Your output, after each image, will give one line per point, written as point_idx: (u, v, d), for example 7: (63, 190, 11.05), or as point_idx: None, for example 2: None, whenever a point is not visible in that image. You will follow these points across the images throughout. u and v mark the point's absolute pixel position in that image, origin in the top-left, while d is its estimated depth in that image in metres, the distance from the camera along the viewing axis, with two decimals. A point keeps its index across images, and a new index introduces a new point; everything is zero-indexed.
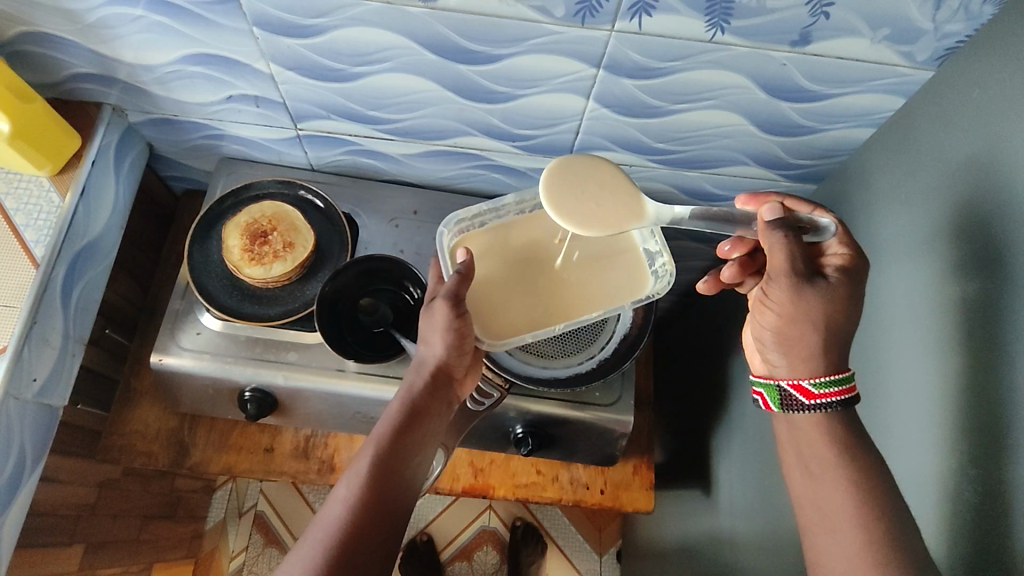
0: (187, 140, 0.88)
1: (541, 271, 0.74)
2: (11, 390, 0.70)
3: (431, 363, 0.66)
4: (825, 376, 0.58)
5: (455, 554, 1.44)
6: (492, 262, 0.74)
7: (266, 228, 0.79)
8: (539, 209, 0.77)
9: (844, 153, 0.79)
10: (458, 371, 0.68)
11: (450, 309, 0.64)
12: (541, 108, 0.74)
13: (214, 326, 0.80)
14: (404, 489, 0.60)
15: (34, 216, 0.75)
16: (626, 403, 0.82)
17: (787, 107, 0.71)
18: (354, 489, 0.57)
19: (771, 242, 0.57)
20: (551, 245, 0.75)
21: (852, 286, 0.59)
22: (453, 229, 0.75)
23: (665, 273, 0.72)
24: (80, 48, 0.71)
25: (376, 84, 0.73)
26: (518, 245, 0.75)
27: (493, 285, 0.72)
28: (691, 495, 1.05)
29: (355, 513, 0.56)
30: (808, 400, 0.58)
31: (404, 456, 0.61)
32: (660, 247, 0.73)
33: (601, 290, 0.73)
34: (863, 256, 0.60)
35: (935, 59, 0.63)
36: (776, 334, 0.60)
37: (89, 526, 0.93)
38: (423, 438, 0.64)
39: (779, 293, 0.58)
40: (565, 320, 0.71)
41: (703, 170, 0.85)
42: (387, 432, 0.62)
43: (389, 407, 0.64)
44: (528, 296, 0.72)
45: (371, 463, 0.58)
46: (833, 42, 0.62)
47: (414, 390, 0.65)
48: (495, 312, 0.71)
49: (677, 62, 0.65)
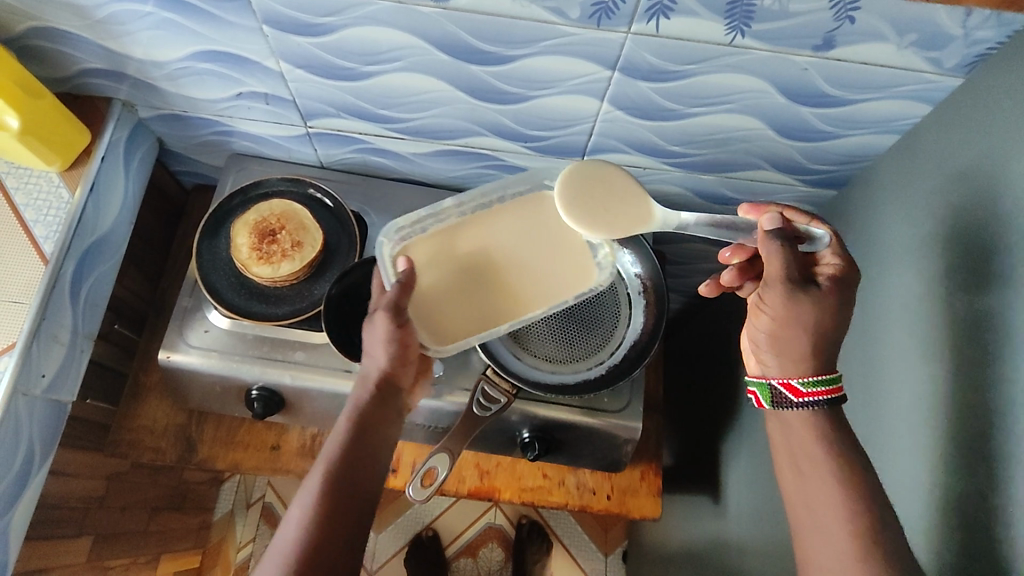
0: (197, 136, 0.88)
1: (484, 275, 0.72)
2: (20, 386, 0.70)
3: (377, 374, 0.66)
4: (814, 375, 0.57)
5: (460, 550, 1.44)
6: (434, 273, 0.72)
7: (274, 226, 0.79)
8: (481, 210, 0.74)
9: (866, 159, 0.76)
10: (404, 380, 0.68)
11: (391, 319, 0.65)
12: (554, 109, 0.73)
13: (222, 323, 0.80)
14: (364, 500, 0.59)
15: (43, 212, 0.75)
16: (635, 409, 0.80)
17: (808, 112, 0.69)
18: (310, 507, 0.56)
19: (770, 250, 0.56)
20: (494, 248, 0.72)
21: (845, 295, 0.57)
22: (393, 238, 0.73)
23: (609, 264, 0.74)
24: (90, 44, 0.71)
25: (387, 83, 0.71)
26: (466, 250, 0.73)
27: (436, 296, 0.71)
28: (700, 500, 1.04)
29: (314, 529, 0.55)
30: (797, 398, 0.57)
31: (359, 469, 0.60)
32: (602, 239, 0.74)
33: (547, 289, 0.72)
34: (857, 268, 0.59)
35: (963, 65, 0.60)
36: (771, 337, 0.58)
37: (98, 517, 0.94)
38: (379, 448, 0.63)
39: (774, 299, 0.56)
40: (510, 322, 0.71)
41: (720, 174, 0.82)
42: (338, 448, 0.61)
43: (338, 423, 0.63)
44: (471, 303, 0.71)
45: (323, 481, 0.58)
46: (857, 47, 0.60)
47: (362, 402, 0.64)
48: (438, 320, 0.71)
49: (695, 65, 0.64)
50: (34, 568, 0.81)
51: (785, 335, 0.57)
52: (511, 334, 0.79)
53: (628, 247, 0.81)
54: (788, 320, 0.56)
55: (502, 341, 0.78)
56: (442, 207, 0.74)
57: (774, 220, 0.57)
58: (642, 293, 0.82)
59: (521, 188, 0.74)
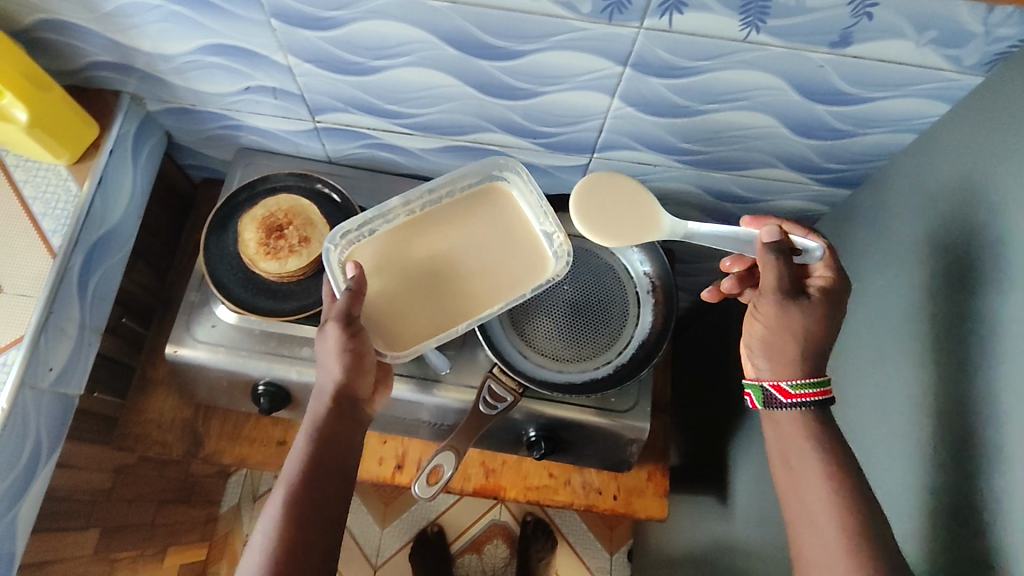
0: (205, 130, 0.88)
1: (432, 274, 0.72)
2: (27, 379, 0.70)
3: (331, 388, 0.64)
4: (802, 378, 0.61)
5: (465, 546, 1.44)
6: (385, 275, 0.72)
7: (281, 222, 0.79)
8: (425, 208, 0.76)
9: (881, 157, 0.75)
10: (362, 390, 0.66)
11: (342, 330, 0.63)
12: (564, 105, 0.72)
13: (229, 319, 0.79)
14: (327, 525, 0.58)
15: (52, 205, 0.75)
16: (643, 409, 0.80)
17: (822, 110, 0.68)
18: (269, 541, 0.55)
19: (765, 261, 0.60)
20: (439, 247, 0.73)
21: (834, 306, 0.61)
22: (340, 244, 0.73)
23: (564, 253, 0.72)
24: (99, 37, 0.70)
25: (395, 78, 0.71)
26: (416, 250, 0.73)
27: (390, 300, 0.71)
28: (707, 501, 1.03)
29: (274, 564, 0.54)
30: (786, 399, 0.61)
31: (320, 490, 0.59)
32: (555, 227, 0.73)
33: (500, 284, 0.72)
34: (847, 281, 0.63)
35: (983, 64, 0.59)
36: (763, 343, 0.63)
37: (105, 510, 0.95)
38: (342, 464, 0.62)
39: (766, 307, 0.61)
40: (467, 320, 0.70)
41: (732, 172, 0.81)
42: (295, 474, 0.59)
43: (294, 445, 0.62)
44: (427, 304, 0.71)
45: (284, 508, 0.57)
46: (874, 44, 0.58)
47: (318, 419, 0.63)
48: (393, 324, 0.70)
49: (708, 61, 0.63)
50: (41, 560, 0.81)
51: (775, 340, 0.62)
52: (519, 333, 0.78)
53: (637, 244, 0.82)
54: (779, 328, 0.61)
55: (509, 340, 0.78)
56: (388, 207, 0.75)
57: (772, 232, 0.60)
58: (651, 291, 0.82)
59: (470, 180, 0.76)
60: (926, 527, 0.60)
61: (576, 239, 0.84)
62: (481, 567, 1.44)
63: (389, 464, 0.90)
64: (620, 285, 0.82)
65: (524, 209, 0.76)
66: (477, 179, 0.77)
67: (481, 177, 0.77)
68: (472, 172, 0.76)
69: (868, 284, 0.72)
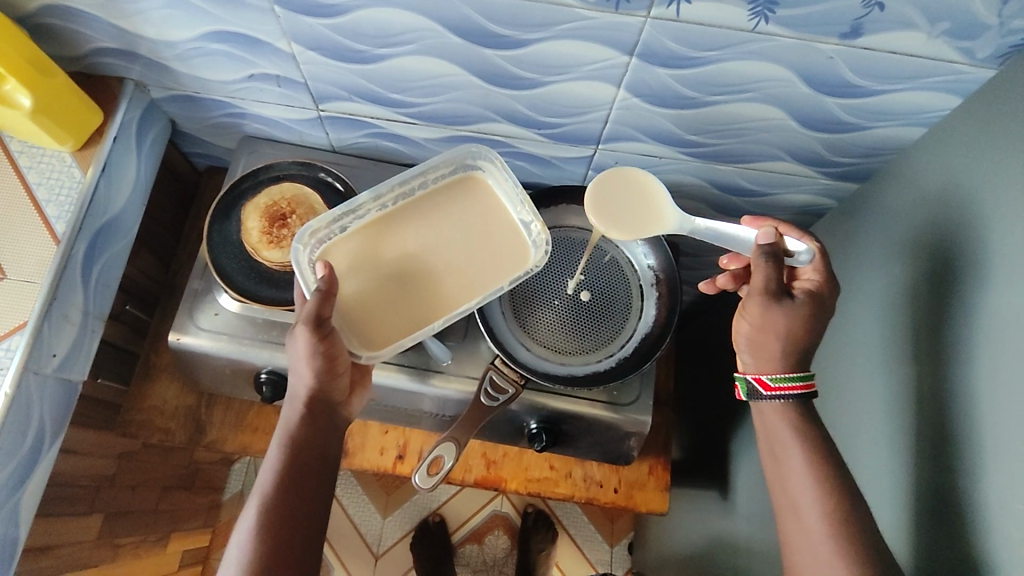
0: (209, 118, 0.87)
1: (404, 270, 0.72)
2: (30, 365, 0.70)
3: (304, 394, 0.65)
4: (783, 372, 0.63)
5: (467, 536, 1.45)
6: (356, 274, 0.72)
7: (284, 210, 0.79)
8: (398, 202, 0.75)
9: (891, 152, 0.74)
10: (337, 393, 0.67)
11: (311, 333, 0.62)
12: (569, 95, 0.71)
13: (232, 307, 0.79)
14: (305, 530, 0.60)
15: (56, 191, 0.75)
16: (644, 403, 0.79)
17: (832, 102, 0.67)
18: (247, 548, 0.57)
19: (758, 264, 0.61)
20: (410, 243, 0.73)
21: (819, 308, 0.63)
22: (309, 243, 0.72)
23: (542, 242, 0.72)
24: (102, 23, 0.70)
25: (399, 66, 0.70)
26: (386, 246, 0.73)
27: (362, 300, 0.70)
28: (707, 495, 1.03)
29: (253, 570, 0.56)
30: (766, 391, 0.64)
31: (296, 496, 0.61)
32: (532, 215, 0.73)
33: (476, 279, 0.72)
34: (836, 285, 0.64)
35: (996, 56, 0.58)
36: (749, 339, 0.65)
37: (108, 495, 0.95)
38: (318, 468, 0.64)
39: (753, 306, 0.63)
40: (444, 316, 0.70)
41: (738, 165, 0.80)
42: (270, 481, 0.61)
43: (270, 452, 0.63)
44: (400, 301, 0.70)
45: (259, 516, 0.59)
46: (885, 35, 0.57)
47: (292, 425, 0.64)
48: (368, 324, 0.69)
49: (716, 52, 0.62)
50: (44, 544, 0.82)
51: (760, 338, 0.64)
52: (521, 325, 0.78)
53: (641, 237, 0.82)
54: (764, 326, 0.63)
55: (511, 332, 0.77)
56: (358, 203, 0.74)
57: (768, 233, 0.61)
58: (655, 285, 0.81)
59: (443, 171, 0.76)
60: (924, 526, 0.59)
61: (580, 230, 0.83)
62: (482, 557, 1.44)
63: (391, 454, 0.90)
64: (623, 277, 0.82)
65: (502, 198, 0.76)
66: (451, 169, 0.76)
67: (455, 167, 0.76)
68: (446, 163, 0.75)
69: (874, 280, 0.72)
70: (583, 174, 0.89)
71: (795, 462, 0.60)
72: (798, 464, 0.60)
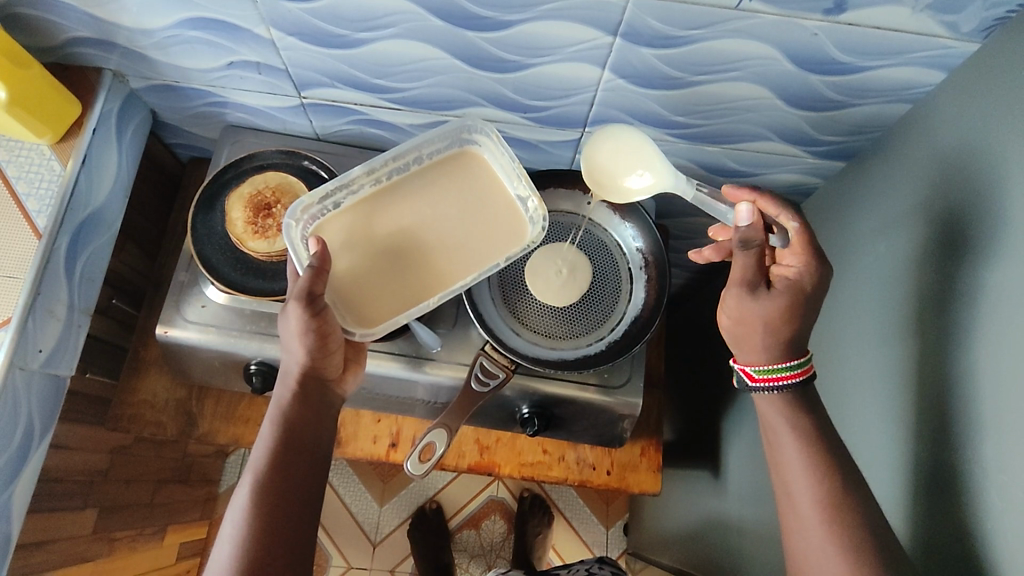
0: (190, 107, 0.86)
1: (398, 246, 0.71)
2: (16, 360, 0.70)
3: (297, 371, 0.64)
4: (768, 364, 0.62)
5: (464, 522, 1.46)
6: (350, 250, 0.71)
7: (269, 201, 0.78)
8: (392, 178, 0.75)
9: (877, 129, 0.74)
10: (331, 371, 0.67)
11: (303, 308, 0.62)
12: (554, 77, 0.71)
13: (218, 299, 0.78)
14: (300, 508, 0.60)
15: (36, 185, 0.74)
16: (636, 384, 0.79)
17: (817, 80, 0.67)
18: (240, 526, 0.57)
19: (739, 253, 0.61)
20: (404, 220, 0.73)
21: (799, 295, 0.61)
22: (301, 220, 0.72)
23: (541, 217, 0.72)
24: (78, 12, 0.69)
25: (381, 50, 0.69)
26: (380, 221, 0.73)
27: (357, 276, 0.70)
28: (701, 475, 1.04)
29: (247, 549, 0.56)
30: (751, 382, 0.64)
31: (290, 474, 0.61)
32: (529, 191, 0.73)
33: (471, 256, 0.71)
34: (820, 266, 0.62)
35: (981, 29, 0.58)
36: (733, 336, 0.65)
37: (100, 489, 0.95)
38: (312, 446, 0.64)
39: (733, 299, 0.63)
40: (440, 292, 0.69)
41: (724, 145, 0.80)
42: (262, 459, 0.61)
43: (263, 430, 0.63)
44: (396, 278, 0.70)
45: (252, 494, 0.58)
46: (868, 11, 0.57)
47: (284, 403, 0.64)
48: (362, 300, 0.69)
49: (701, 30, 0.61)
50: (37, 539, 0.82)
51: (742, 332, 0.64)
52: (511, 311, 0.78)
53: (629, 220, 0.82)
54: (744, 319, 0.63)
55: (501, 318, 0.77)
56: (350, 177, 0.73)
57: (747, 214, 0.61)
58: (643, 267, 0.81)
59: (438, 145, 0.75)
60: (920, 500, 0.60)
61: (569, 215, 0.83)
62: (479, 542, 1.46)
63: (384, 442, 0.91)
64: (612, 261, 0.82)
65: (497, 172, 0.75)
66: (446, 143, 0.76)
67: (450, 141, 0.76)
68: (441, 137, 0.74)
69: (865, 257, 0.72)
70: (569, 158, 0.88)
71: (786, 440, 0.61)
72: (790, 442, 0.60)
